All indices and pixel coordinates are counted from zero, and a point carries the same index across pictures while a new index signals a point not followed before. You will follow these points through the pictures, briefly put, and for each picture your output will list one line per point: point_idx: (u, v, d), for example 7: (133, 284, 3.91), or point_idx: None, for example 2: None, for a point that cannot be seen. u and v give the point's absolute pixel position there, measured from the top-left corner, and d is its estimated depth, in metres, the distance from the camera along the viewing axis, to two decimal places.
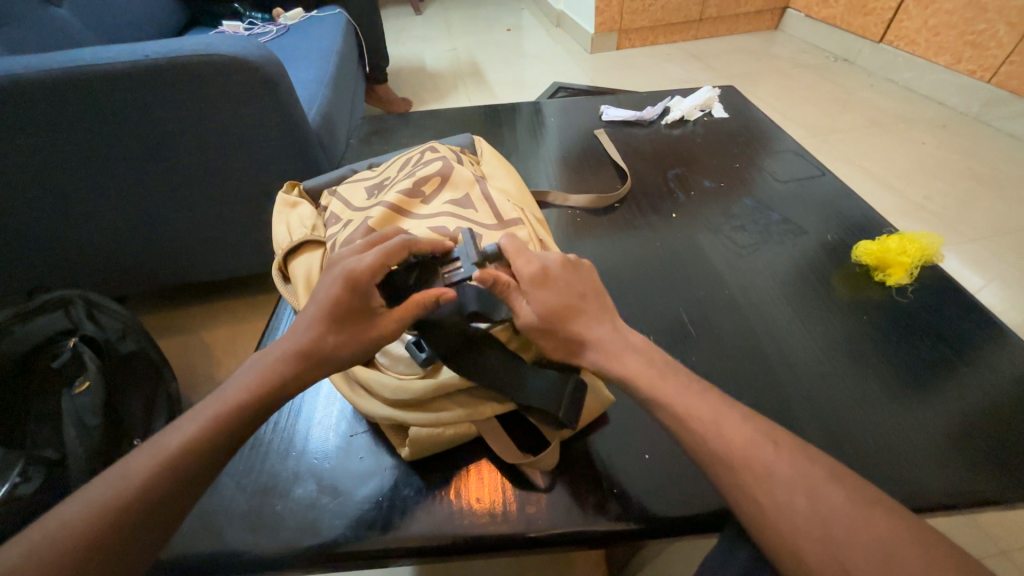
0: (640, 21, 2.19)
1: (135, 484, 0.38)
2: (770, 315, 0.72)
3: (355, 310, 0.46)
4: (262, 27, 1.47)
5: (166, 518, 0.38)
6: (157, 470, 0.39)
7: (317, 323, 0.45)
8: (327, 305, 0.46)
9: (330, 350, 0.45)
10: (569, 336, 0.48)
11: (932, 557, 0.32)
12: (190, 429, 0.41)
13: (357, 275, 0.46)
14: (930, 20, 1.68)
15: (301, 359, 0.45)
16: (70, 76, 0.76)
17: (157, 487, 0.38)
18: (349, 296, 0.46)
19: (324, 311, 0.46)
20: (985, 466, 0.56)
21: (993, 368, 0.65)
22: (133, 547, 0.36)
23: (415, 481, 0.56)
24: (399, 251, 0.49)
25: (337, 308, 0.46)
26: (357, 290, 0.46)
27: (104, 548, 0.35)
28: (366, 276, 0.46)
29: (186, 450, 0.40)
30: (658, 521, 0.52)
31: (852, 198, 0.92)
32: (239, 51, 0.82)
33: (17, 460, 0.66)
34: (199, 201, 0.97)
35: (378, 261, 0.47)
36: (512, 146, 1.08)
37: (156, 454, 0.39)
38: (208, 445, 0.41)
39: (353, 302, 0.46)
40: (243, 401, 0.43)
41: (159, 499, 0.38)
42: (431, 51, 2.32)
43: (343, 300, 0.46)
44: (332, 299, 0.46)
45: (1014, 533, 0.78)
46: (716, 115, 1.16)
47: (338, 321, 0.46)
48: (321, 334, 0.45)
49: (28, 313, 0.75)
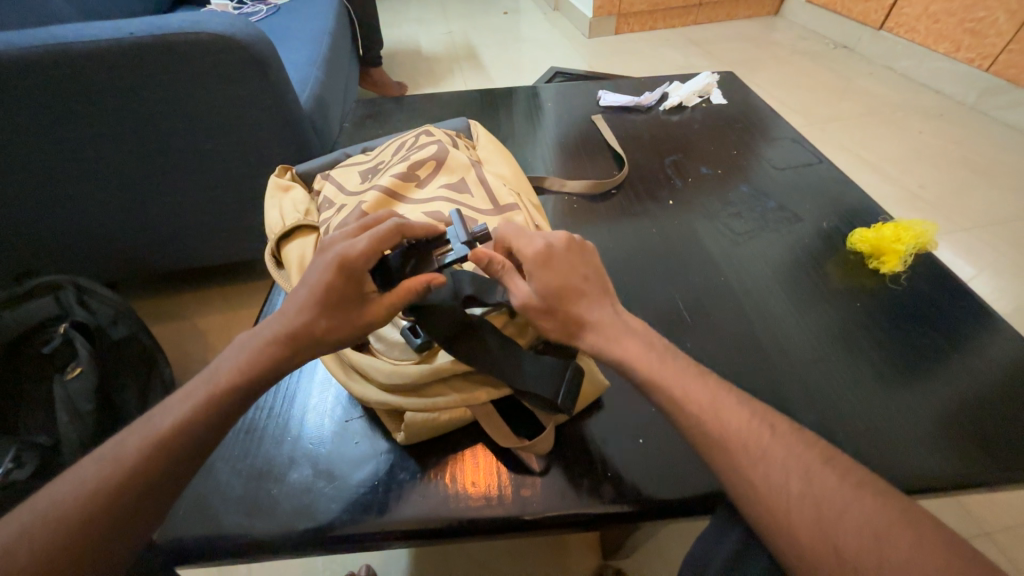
0: (639, 5, 2.16)
1: (130, 464, 0.38)
2: (765, 302, 0.73)
3: (347, 296, 0.46)
4: (251, 7, 1.44)
5: (160, 499, 0.38)
6: (152, 451, 0.38)
7: (310, 307, 0.45)
8: (319, 290, 0.45)
9: (322, 335, 0.45)
10: (564, 319, 0.48)
11: (921, 537, 0.32)
12: (183, 409, 0.41)
13: (351, 261, 0.45)
14: (930, 7, 1.67)
15: (293, 343, 0.44)
16: (54, 54, 0.74)
17: (150, 468, 0.38)
18: (342, 283, 0.45)
19: (316, 297, 0.45)
20: (973, 451, 0.57)
21: (982, 355, 0.66)
22: (128, 527, 0.36)
23: (410, 465, 0.56)
24: (392, 237, 0.48)
25: (329, 294, 0.45)
26: (350, 277, 0.46)
27: (100, 528, 0.35)
28: (360, 262, 0.46)
29: (179, 431, 0.40)
30: (652, 504, 0.52)
31: (849, 185, 0.92)
32: (227, 30, 0.80)
33: (8, 447, 0.65)
34: (190, 185, 0.95)
35: (373, 246, 0.47)
36: (508, 131, 1.07)
37: (149, 436, 0.39)
38: (200, 428, 0.40)
39: (345, 288, 0.45)
40: (234, 383, 0.43)
41: (154, 480, 0.38)
42: (426, 34, 2.28)
43: (337, 287, 0.45)
44: (324, 284, 0.45)
45: (999, 516, 0.80)
46: (713, 102, 1.15)
47: (329, 307, 0.45)
48: (312, 318, 0.45)
49: (16, 300, 0.75)
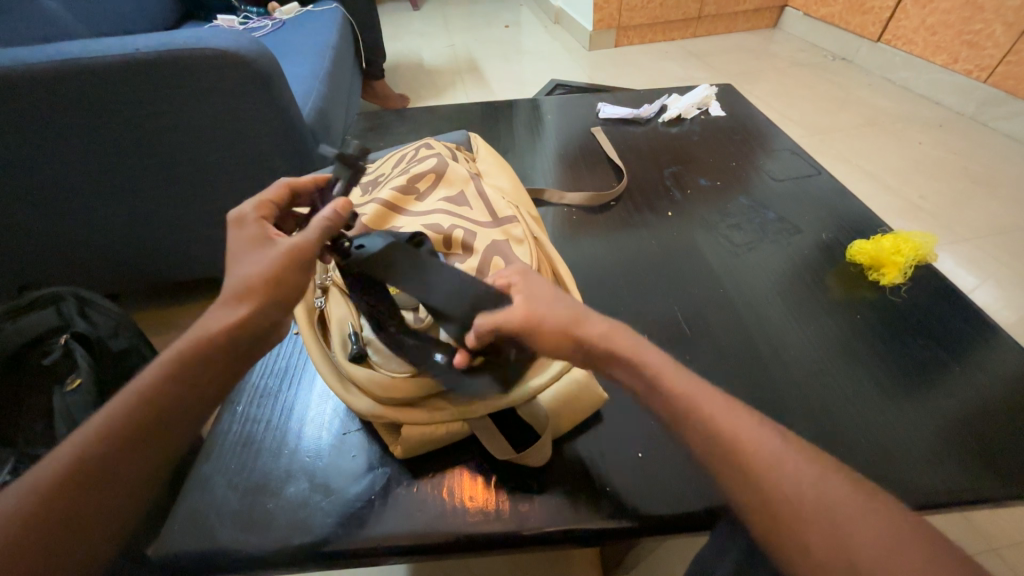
0: (638, 19, 2.18)
1: (81, 463, 0.37)
2: (764, 314, 0.72)
3: (258, 239, 0.48)
4: (257, 22, 1.46)
5: (114, 485, 0.37)
6: (102, 446, 0.37)
7: (235, 267, 0.46)
8: (235, 244, 0.48)
9: (262, 281, 0.44)
10: (570, 310, 0.46)
11: (912, 564, 0.32)
12: (128, 403, 0.39)
13: (248, 215, 0.51)
14: (927, 20, 1.69)
15: (229, 295, 0.44)
16: (60, 71, 0.75)
17: (103, 464, 0.37)
18: (252, 229, 0.49)
19: (236, 250, 0.48)
20: (976, 466, 0.56)
21: (985, 368, 0.66)
22: (85, 524, 0.35)
23: (407, 480, 0.56)
24: (279, 194, 0.54)
25: (244, 244, 0.48)
26: (258, 224, 0.49)
27: (58, 533, 0.35)
28: (256, 213, 0.51)
29: (123, 425, 0.38)
30: (652, 520, 0.52)
31: (847, 197, 0.92)
32: (231, 46, 0.81)
33: (8, 458, 0.67)
34: (192, 197, 0.96)
35: (265, 203, 0.53)
36: (509, 143, 1.08)
37: (94, 435, 0.38)
38: (152, 417, 0.39)
39: (254, 233, 0.48)
40: (181, 368, 0.41)
41: (103, 469, 0.37)
42: (429, 47, 2.31)
43: (249, 235, 0.48)
44: (239, 238, 0.48)
45: (1006, 531, 0.79)
46: (712, 114, 1.16)
47: (249, 252, 0.47)
48: (238, 266, 0.46)
49: (19, 312, 0.75)
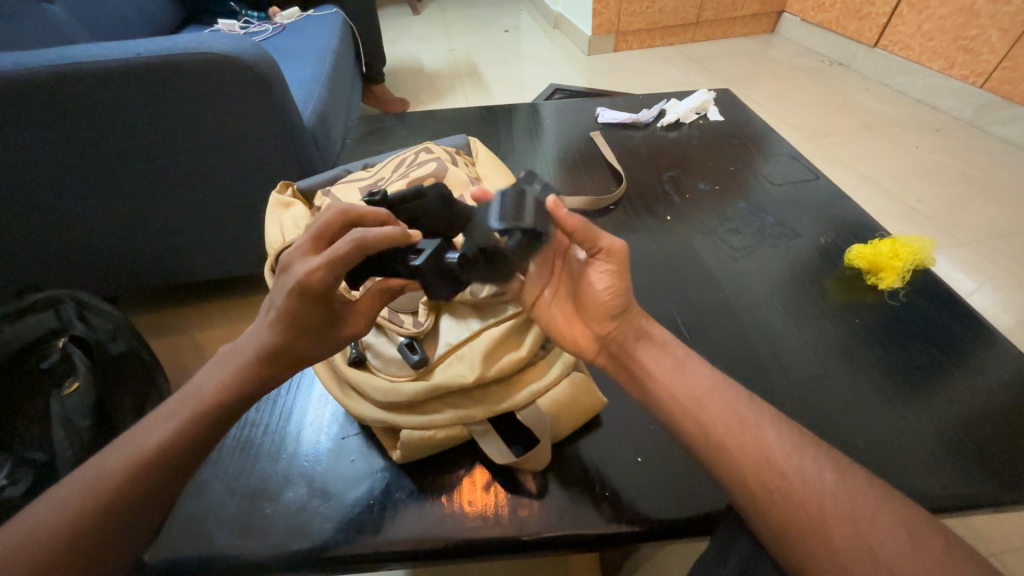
0: (636, 23, 2.20)
1: (114, 489, 0.38)
2: (763, 317, 0.73)
3: (319, 320, 0.45)
4: (258, 26, 1.47)
5: (148, 513, 0.39)
6: (135, 471, 0.39)
7: (283, 334, 0.44)
8: (286, 315, 0.43)
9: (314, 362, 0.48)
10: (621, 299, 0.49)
11: None
12: (166, 429, 0.41)
13: (316, 291, 0.42)
14: (923, 25, 1.70)
15: (272, 363, 0.45)
16: (64, 74, 0.76)
17: (136, 492, 0.38)
18: (313, 308, 0.44)
19: (288, 322, 0.44)
20: (977, 469, 0.56)
21: (983, 371, 0.66)
22: (116, 544, 0.37)
23: (406, 484, 0.55)
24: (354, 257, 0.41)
25: (300, 321, 0.44)
26: (320, 302, 0.44)
27: (87, 560, 0.36)
28: (324, 289, 0.43)
29: (160, 451, 0.40)
30: (652, 524, 0.52)
31: (845, 200, 0.93)
32: (232, 50, 0.82)
33: (6, 462, 0.67)
34: (193, 201, 0.96)
35: (335, 274, 0.42)
36: (508, 147, 1.08)
37: (127, 460, 0.39)
38: (183, 446, 0.41)
39: (316, 314, 0.45)
40: (215, 400, 0.43)
41: (134, 497, 0.38)
42: (429, 52, 2.32)
43: (307, 314, 0.44)
44: (292, 311, 0.43)
45: (1005, 535, 0.79)
46: (710, 118, 1.16)
47: (304, 330, 0.45)
48: (285, 341, 0.45)
49: (13, 316, 0.74)
